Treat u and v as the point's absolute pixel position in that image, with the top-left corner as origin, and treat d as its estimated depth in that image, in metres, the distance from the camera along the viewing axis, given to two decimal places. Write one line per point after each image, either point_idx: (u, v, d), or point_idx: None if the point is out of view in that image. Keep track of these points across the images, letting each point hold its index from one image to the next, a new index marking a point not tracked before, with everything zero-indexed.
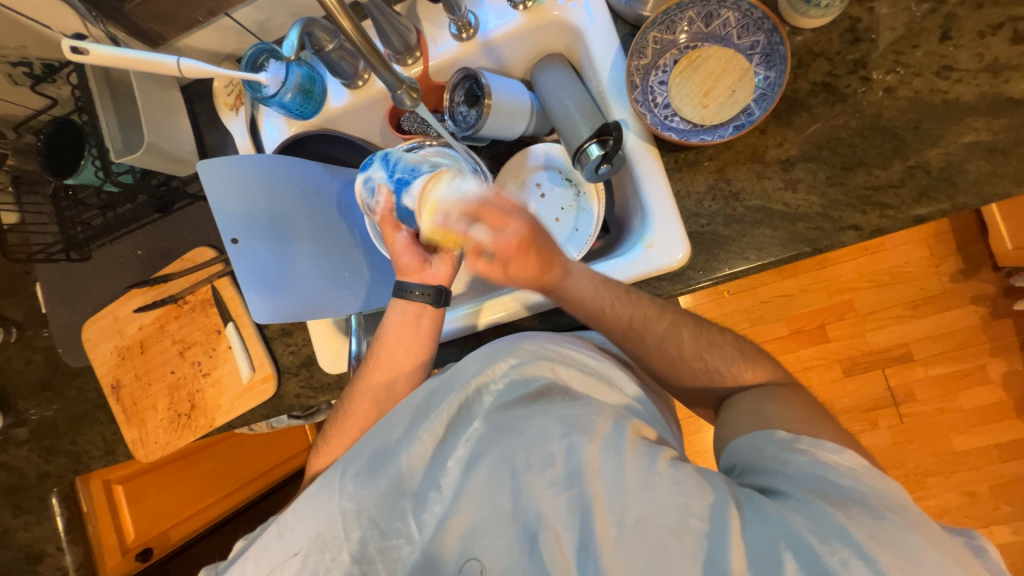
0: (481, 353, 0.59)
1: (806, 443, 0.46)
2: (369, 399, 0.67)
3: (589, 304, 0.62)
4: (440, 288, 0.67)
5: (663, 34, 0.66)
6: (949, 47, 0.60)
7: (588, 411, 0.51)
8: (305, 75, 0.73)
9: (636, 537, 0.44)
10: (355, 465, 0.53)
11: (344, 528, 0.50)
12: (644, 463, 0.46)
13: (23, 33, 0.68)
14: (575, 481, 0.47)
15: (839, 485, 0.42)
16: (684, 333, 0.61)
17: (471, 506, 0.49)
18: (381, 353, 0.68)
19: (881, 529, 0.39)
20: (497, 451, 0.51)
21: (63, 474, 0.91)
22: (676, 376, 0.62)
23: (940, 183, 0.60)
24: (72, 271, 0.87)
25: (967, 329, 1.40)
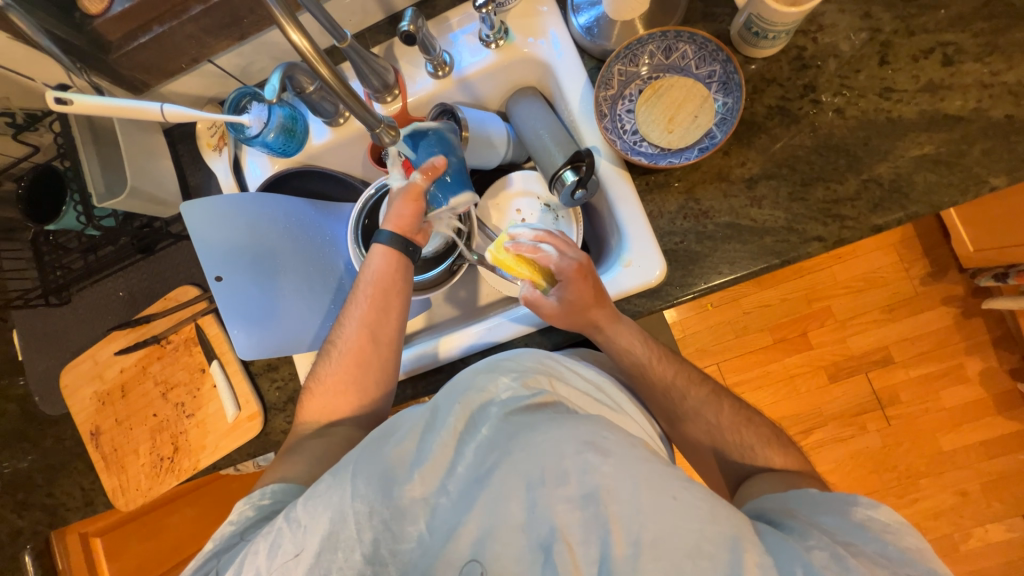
0: (481, 366, 0.58)
1: (842, 501, 0.48)
2: (364, 331, 0.67)
3: (636, 360, 0.66)
4: (407, 239, 0.69)
5: (627, 67, 0.71)
6: (888, 70, 0.65)
7: (600, 427, 0.48)
8: (286, 115, 0.75)
9: (652, 558, 0.41)
10: (365, 470, 0.49)
11: (357, 529, 0.47)
12: (660, 485, 0.44)
13: (6, 87, 0.69)
14: (590, 499, 0.44)
15: (862, 541, 0.44)
16: (718, 402, 0.65)
17: (481, 516, 0.45)
18: (372, 290, 0.68)
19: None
20: (510, 463, 0.46)
21: (38, 529, 0.87)
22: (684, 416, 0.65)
23: (892, 195, 0.64)
24: (51, 316, 0.86)
25: (942, 329, 1.45)
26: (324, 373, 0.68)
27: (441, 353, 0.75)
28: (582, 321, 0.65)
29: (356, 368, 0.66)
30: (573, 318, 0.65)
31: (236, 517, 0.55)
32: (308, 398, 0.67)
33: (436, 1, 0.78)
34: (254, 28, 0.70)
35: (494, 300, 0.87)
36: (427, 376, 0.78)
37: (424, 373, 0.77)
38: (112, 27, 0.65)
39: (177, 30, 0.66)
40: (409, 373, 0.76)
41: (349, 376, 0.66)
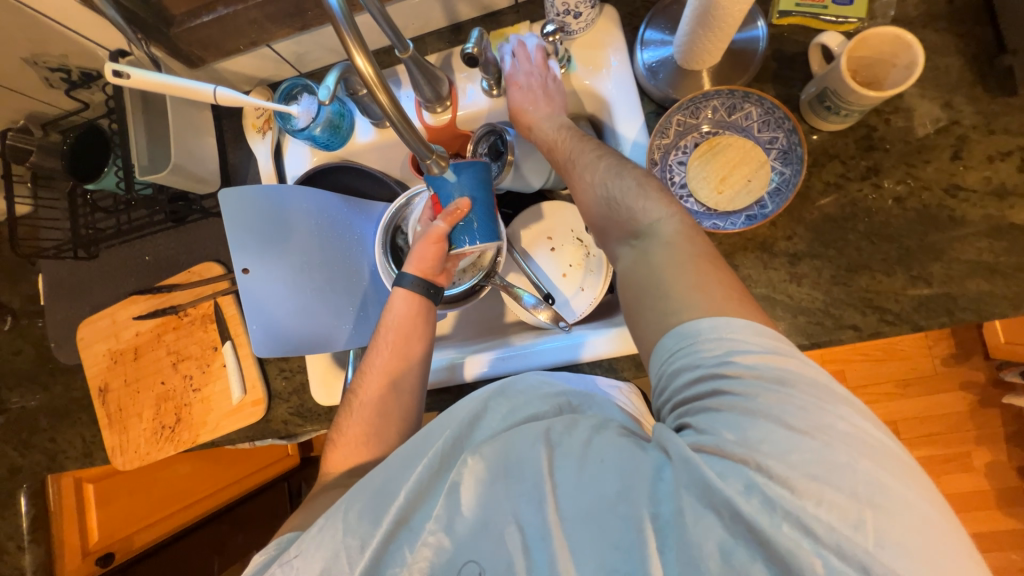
0: (473, 398, 0.55)
1: (711, 358, 0.44)
2: (385, 378, 0.67)
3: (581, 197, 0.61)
4: (430, 281, 0.70)
5: (687, 118, 0.68)
6: (959, 166, 0.62)
7: (556, 423, 0.50)
8: (335, 110, 0.74)
9: (579, 521, 0.45)
10: (357, 501, 0.49)
11: (350, 562, 0.47)
12: (594, 458, 0.46)
13: (66, 45, 0.69)
14: (525, 476, 0.47)
15: (719, 386, 0.42)
16: (611, 157, 0.60)
17: (454, 519, 0.48)
18: (392, 334, 0.68)
19: (756, 434, 0.40)
20: (475, 467, 0.50)
21: (35, 471, 0.89)
22: (595, 184, 0.60)
23: (939, 296, 0.61)
24: (78, 268, 0.87)
25: (954, 413, 1.41)
26: (345, 423, 0.66)
27: (455, 376, 0.75)
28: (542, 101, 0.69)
29: (377, 416, 0.66)
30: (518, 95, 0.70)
31: (251, 569, 0.52)
32: (331, 450, 0.66)
33: (501, 17, 0.76)
34: (317, 20, 0.69)
35: (511, 323, 0.87)
36: (433, 391, 0.78)
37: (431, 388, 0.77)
38: None
39: (242, 14, 0.66)
40: None
41: (370, 424, 0.65)
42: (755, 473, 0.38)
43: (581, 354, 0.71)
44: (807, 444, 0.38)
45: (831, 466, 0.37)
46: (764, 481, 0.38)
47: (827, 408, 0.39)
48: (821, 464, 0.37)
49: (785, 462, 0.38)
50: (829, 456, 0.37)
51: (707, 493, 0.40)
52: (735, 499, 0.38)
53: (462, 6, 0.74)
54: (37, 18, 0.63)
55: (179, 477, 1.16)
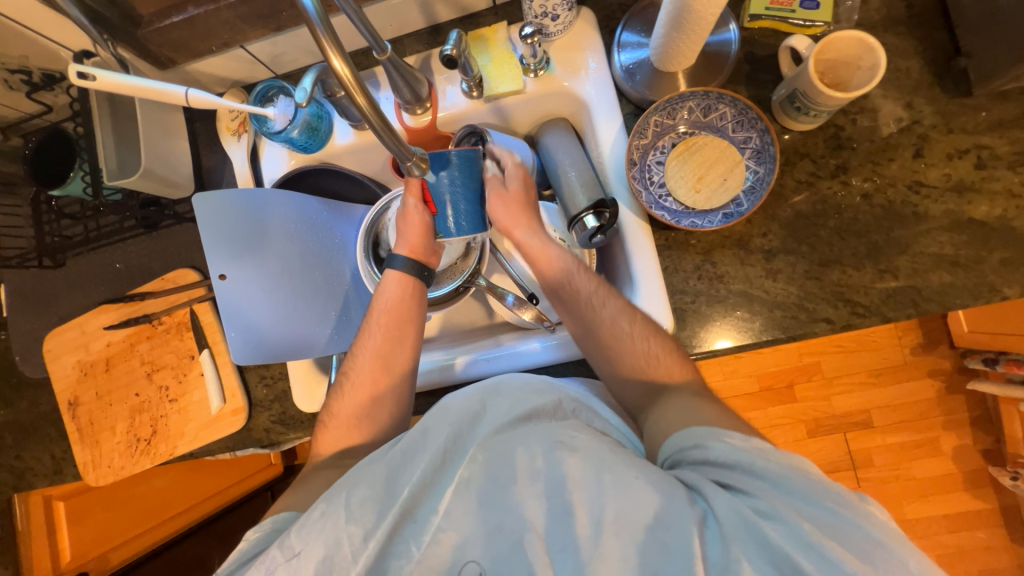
0: (469, 391, 0.57)
1: (722, 434, 0.50)
2: (377, 360, 0.68)
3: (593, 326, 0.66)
4: (421, 262, 0.72)
5: (664, 119, 0.70)
6: (921, 164, 0.65)
7: (568, 427, 0.52)
8: (313, 113, 0.73)
9: (613, 535, 0.44)
10: (359, 490, 0.50)
11: (353, 551, 0.47)
12: (622, 471, 0.47)
13: (27, 45, 0.67)
14: (555, 490, 0.48)
15: (759, 467, 0.46)
16: (636, 315, 0.65)
17: (464, 519, 0.49)
18: (385, 318, 0.69)
19: (803, 509, 0.43)
20: (484, 465, 0.51)
21: (1, 491, 0.85)
22: (618, 357, 0.64)
23: (906, 288, 0.64)
24: (43, 278, 0.84)
25: (923, 400, 1.47)
26: (337, 405, 0.68)
27: (443, 376, 0.75)
28: (519, 215, 0.71)
29: (369, 397, 0.67)
30: (507, 213, 0.71)
31: (242, 547, 0.53)
32: (321, 432, 0.67)
33: (479, 19, 0.76)
34: (292, 21, 0.67)
35: (496, 324, 0.87)
36: (419, 394, 0.77)
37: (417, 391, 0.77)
38: None
39: (213, 15, 0.64)
40: None
41: (363, 408, 0.67)
42: (812, 534, 0.41)
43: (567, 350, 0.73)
44: (851, 524, 0.41)
45: (871, 549, 0.40)
46: (821, 543, 0.40)
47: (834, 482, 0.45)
48: (865, 541, 0.41)
49: (832, 535, 0.41)
50: (868, 533, 0.41)
51: (765, 552, 0.42)
52: (794, 558, 0.40)
53: (440, 8, 0.74)
54: None
55: (157, 490, 1.12)
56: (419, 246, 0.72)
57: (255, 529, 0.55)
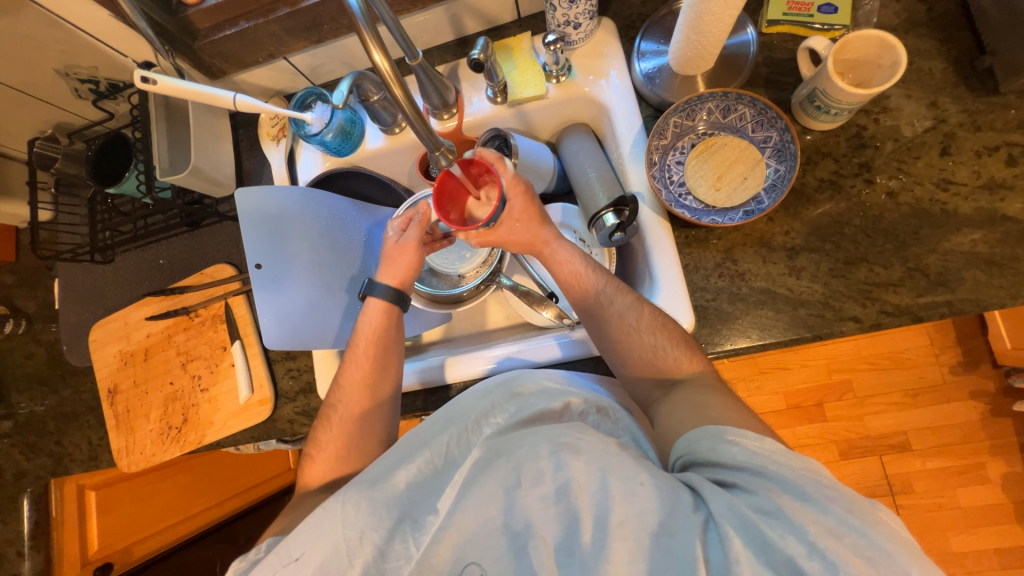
0: (481, 391, 0.61)
1: (734, 434, 0.49)
2: (364, 391, 0.69)
3: (606, 326, 0.66)
4: (402, 291, 0.74)
5: (683, 120, 0.71)
6: (948, 162, 0.64)
7: (574, 429, 0.51)
8: (347, 118, 0.78)
9: (618, 538, 0.44)
10: (353, 492, 0.51)
11: (349, 554, 0.48)
12: (625, 474, 0.46)
13: (98, 58, 0.74)
14: (562, 494, 0.47)
15: (769, 471, 0.45)
16: (645, 310, 0.64)
17: (467, 518, 0.49)
18: (370, 348, 0.70)
19: (809, 513, 0.41)
20: (490, 470, 0.51)
21: (41, 475, 0.89)
22: (627, 349, 0.64)
23: (937, 286, 0.62)
24: (94, 272, 0.90)
25: (966, 423, 1.39)
26: (324, 436, 0.68)
27: (456, 373, 0.75)
28: (535, 231, 0.70)
29: (364, 405, 0.68)
30: (522, 236, 0.70)
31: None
32: (309, 464, 0.68)
33: (505, 31, 0.81)
34: (332, 33, 0.73)
35: (514, 324, 0.88)
36: (438, 391, 0.78)
37: (433, 388, 0.78)
38: (203, 16, 0.70)
39: (261, 28, 0.70)
40: (420, 385, 0.77)
41: (358, 416, 0.68)
42: (816, 535, 0.40)
43: (582, 347, 0.73)
44: (858, 531, 0.40)
45: (876, 555, 0.39)
46: (825, 546, 0.40)
47: (830, 481, 0.44)
48: (871, 549, 0.40)
49: (837, 539, 0.40)
50: (875, 542, 0.40)
51: (766, 554, 0.41)
52: (795, 560, 0.40)
53: (468, 21, 0.78)
54: (72, 31, 0.68)
55: (198, 475, 1.19)
56: (404, 275, 0.73)
57: (240, 560, 0.53)
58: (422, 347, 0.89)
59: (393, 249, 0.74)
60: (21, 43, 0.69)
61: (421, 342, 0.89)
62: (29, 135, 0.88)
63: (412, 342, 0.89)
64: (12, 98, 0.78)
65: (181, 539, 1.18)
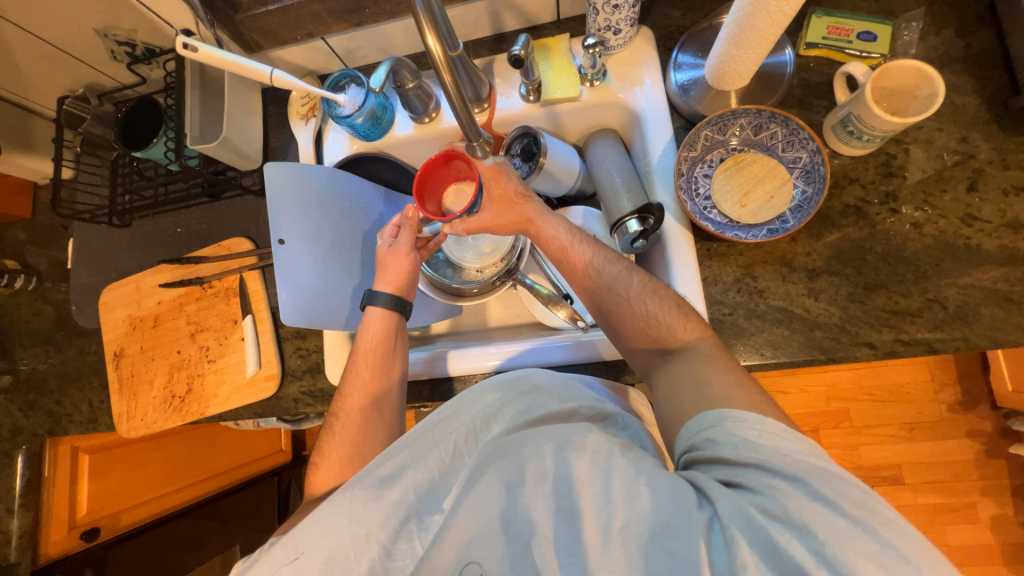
0: (490, 386, 0.61)
1: (739, 425, 0.48)
2: (364, 398, 0.68)
3: (601, 297, 0.66)
4: (402, 298, 0.73)
5: (715, 134, 0.72)
6: (975, 197, 0.65)
7: (579, 428, 0.51)
8: (379, 103, 0.78)
9: (620, 543, 0.44)
10: (358, 489, 0.51)
11: (356, 552, 0.48)
12: (628, 475, 0.46)
13: (138, 21, 0.74)
14: (563, 493, 0.47)
15: (776, 468, 0.45)
16: (635, 277, 0.64)
17: (470, 518, 0.48)
18: (370, 355, 0.70)
19: (818, 513, 0.41)
20: (495, 467, 0.51)
21: (37, 433, 0.89)
22: (619, 320, 0.64)
23: (955, 319, 0.63)
24: (110, 235, 0.90)
25: (960, 462, 1.39)
26: (328, 447, 0.67)
27: (462, 366, 0.75)
28: (518, 213, 0.71)
29: (370, 392, 0.69)
30: (509, 218, 0.72)
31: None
32: (314, 473, 0.66)
33: (543, 31, 0.81)
34: (373, 18, 0.73)
35: (525, 323, 0.88)
36: (445, 382, 0.78)
37: (438, 378, 0.78)
38: None
39: (304, 6, 0.70)
40: (427, 375, 0.77)
41: (365, 405, 0.68)
42: (823, 539, 0.40)
43: (594, 351, 0.73)
44: (867, 531, 0.40)
45: (886, 556, 0.39)
46: (834, 550, 0.40)
47: (838, 477, 0.43)
48: (885, 553, 0.39)
49: (849, 542, 0.40)
50: (885, 542, 0.40)
51: (773, 557, 0.41)
52: (803, 566, 0.40)
53: (508, 17, 0.79)
54: None
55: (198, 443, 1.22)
56: (402, 281, 0.74)
57: (241, 559, 0.53)
58: (430, 337, 0.89)
59: (386, 254, 0.74)
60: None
61: (430, 333, 0.89)
62: (59, 93, 0.88)
63: (421, 332, 0.89)
64: (47, 54, 0.79)
65: (185, 504, 1.18)
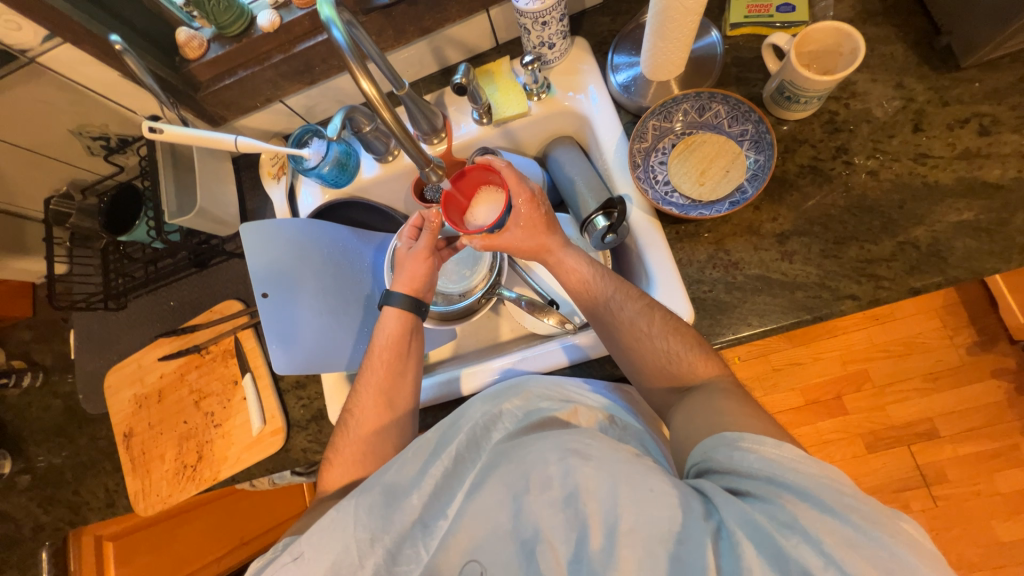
0: (487, 395, 0.61)
1: (748, 441, 0.48)
2: (380, 396, 0.70)
3: (623, 331, 0.65)
4: (418, 299, 0.75)
5: (662, 122, 0.74)
6: (922, 137, 0.66)
7: (581, 434, 0.51)
8: (342, 150, 0.82)
9: (627, 545, 0.43)
10: (366, 496, 0.53)
11: (361, 556, 0.50)
12: (635, 481, 0.46)
13: (109, 116, 0.79)
14: (570, 500, 0.47)
15: (785, 480, 0.44)
16: (656, 315, 0.63)
17: (473, 523, 0.50)
18: (386, 353, 0.72)
19: (828, 524, 0.40)
20: (499, 474, 0.51)
21: (59, 526, 0.90)
22: (639, 355, 0.64)
23: (930, 258, 0.63)
24: (108, 319, 0.93)
25: (992, 404, 1.35)
26: (342, 441, 0.69)
27: (457, 388, 0.76)
28: (541, 239, 0.71)
29: (376, 422, 0.69)
30: (531, 242, 0.71)
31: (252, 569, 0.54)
32: (327, 468, 0.68)
33: (485, 58, 0.85)
34: (324, 74, 0.78)
35: (519, 335, 0.88)
36: (448, 407, 0.78)
37: (440, 405, 0.78)
38: (204, 69, 0.75)
39: (259, 75, 0.75)
40: (429, 403, 0.77)
41: (374, 431, 0.68)
42: (832, 547, 0.39)
43: (588, 350, 0.74)
44: (879, 542, 0.39)
45: (899, 567, 0.38)
46: (842, 557, 0.39)
47: (848, 489, 0.42)
48: (895, 561, 0.38)
49: (857, 550, 0.39)
50: (897, 553, 0.38)
51: (778, 563, 0.40)
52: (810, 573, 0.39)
53: (450, 51, 0.83)
54: (85, 93, 0.73)
55: (222, 513, 1.17)
56: (418, 283, 0.75)
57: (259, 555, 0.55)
58: (431, 366, 0.90)
59: (405, 257, 0.76)
60: (38, 109, 0.74)
61: (429, 362, 0.90)
62: (45, 194, 0.93)
63: None
64: (30, 160, 0.84)
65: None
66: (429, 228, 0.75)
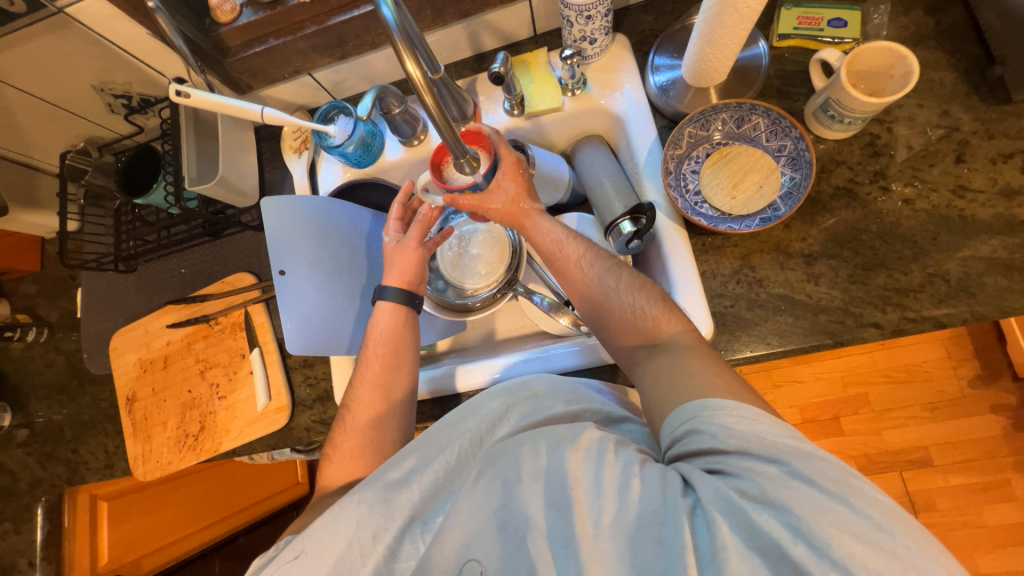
0: (500, 390, 0.61)
1: (714, 408, 0.48)
2: (376, 391, 0.69)
3: (590, 287, 0.66)
4: (412, 292, 0.74)
5: (698, 130, 0.73)
6: (963, 168, 0.65)
7: (575, 424, 0.50)
8: (368, 130, 0.80)
9: (611, 535, 0.44)
10: (366, 493, 0.53)
11: (361, 554, 0.50)
12: (621, 469, 0.47)
13: (133, 74, 0.77)
14: (557, 485, 0.46)
15: (752, 450, 0.45)
16: (624, 272, 0.65)
17: (467, 517, 0.48)
18: (380, 348, 0.71)
19: (795, 491, 0.41)
20: (492, 469, 0.50)
21: (56, 483, 0.90)
22: (607, 312, 0.64)
23: (958, 292, 0.62)
24: (117, 281, 0.92)
25: (988, 438, 1.35)
26: (340, 437, 0.68)
27: (461, 382, 0.76)
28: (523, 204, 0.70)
29: (371, 427, 0.67)
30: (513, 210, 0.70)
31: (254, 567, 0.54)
32: (326, 466, 0.67)
33: (521, 47, 0.83)
34: (356, 50, 0.76)
35: (530, 333, 0.88)
36: (454, 399, 0.78)
37: (445, 396, 0.78)
38: (235, 35, 0.73)
39: (290, 45, 0.73)
40: (433, 395, 0.76)
41: (367, 432, 0.67)
42: (801, 517, 0.40)
43: (599, 355, 0.73)
44: (844, 504, 0.40)
45: (863, 528, 0.39)
46: (811, 527, 0.39)
47: (814, 456, 0.43)
48: (860, 524, 0.39)
49: (826, 518, 0.39)
50: (862, 516, 0.39)
51: (753, 539, 0.41)
52: (780, 543, 0.39)
53: (486, 37, 0.81)
54: (112, 48, 0.72)
55: (219, 481, 1.20)
56: (410, 274, 0.74)
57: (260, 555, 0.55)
58: (436, 356, 0.89)
59: (394, 250, 0.75)
60: (61, 61, 0.72)
61: (436, 352, 0.89)
62: (61, 149, 0.91)
63: (428, 351, 0.89)
64: (49, 113, 0.82)
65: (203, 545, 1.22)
66: (419, 222, 0.74)
